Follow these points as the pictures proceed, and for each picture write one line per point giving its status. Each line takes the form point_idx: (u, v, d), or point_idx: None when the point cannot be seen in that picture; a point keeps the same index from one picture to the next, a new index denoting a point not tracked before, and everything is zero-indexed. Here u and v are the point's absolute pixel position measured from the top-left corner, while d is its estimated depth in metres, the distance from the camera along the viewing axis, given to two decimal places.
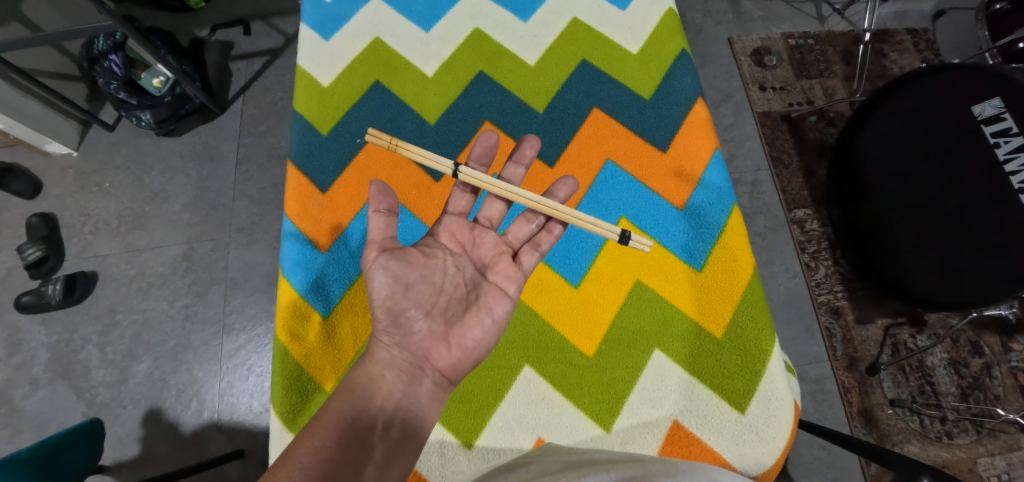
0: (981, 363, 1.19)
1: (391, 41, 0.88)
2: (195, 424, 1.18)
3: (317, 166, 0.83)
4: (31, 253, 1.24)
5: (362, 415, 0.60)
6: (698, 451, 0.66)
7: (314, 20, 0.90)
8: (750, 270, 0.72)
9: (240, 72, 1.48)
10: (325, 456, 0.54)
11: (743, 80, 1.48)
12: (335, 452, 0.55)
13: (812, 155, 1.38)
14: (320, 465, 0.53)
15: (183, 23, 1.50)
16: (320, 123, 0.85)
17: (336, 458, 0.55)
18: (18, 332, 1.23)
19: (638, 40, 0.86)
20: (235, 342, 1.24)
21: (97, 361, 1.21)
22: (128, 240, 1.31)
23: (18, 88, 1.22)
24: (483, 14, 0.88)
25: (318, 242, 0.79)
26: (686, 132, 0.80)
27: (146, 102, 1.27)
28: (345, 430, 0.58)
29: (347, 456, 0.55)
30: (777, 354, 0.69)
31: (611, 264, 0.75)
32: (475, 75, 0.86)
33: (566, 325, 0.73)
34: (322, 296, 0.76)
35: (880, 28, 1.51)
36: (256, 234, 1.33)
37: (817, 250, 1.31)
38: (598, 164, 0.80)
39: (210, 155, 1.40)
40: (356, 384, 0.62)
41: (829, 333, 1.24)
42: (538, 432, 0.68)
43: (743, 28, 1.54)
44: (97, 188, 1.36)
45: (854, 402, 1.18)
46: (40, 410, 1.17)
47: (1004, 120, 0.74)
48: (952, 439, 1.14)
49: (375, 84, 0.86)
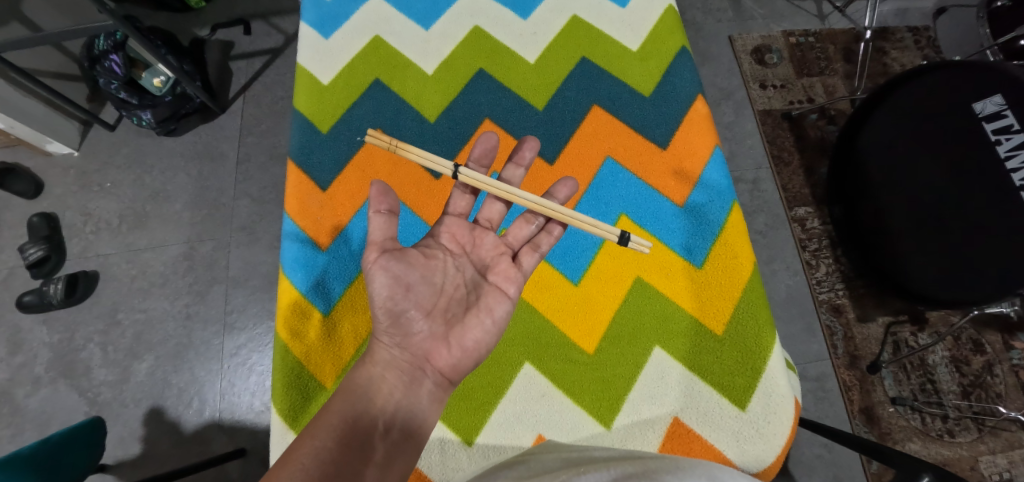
0: (983, 361, 1.19)
1: (391, 39, 0.88)
2: (196, 423, 1.18)
3: (317, 163, 0.83)
4: (32, 253, 1.24)
5: (363, 416, 0.60)
6: (698, 448, 0.66)
7: (313, 19, 0.90)
8: (750, 267, 0.72)
9: (240, 72, 1.48)
10: (326, 456, 0.55)
11: (743, 79, 1.47)
12: (335, 452, 0.55)
13: (813, 153, 1.38)
14: (321, 466, 0.54)
15: (183, 23, 1.50)
16: (320, 121, 0.85)
17: (337, 458, 0.55)
18: (20, 332, 1.23)
19: (638, 37, 0.86)
20: (236, 341, 1.25)
21: (98, 361, 1.22)
22: (129, 239, 1.32)
23: (19, 88, 1.22)
24: (483, 12, 0.88)
25: (318, 240, 0.79)
26: (686, 129, 0.79)
27: (146, 102, 1.27)
28: (346, 430, 0.58)
29: (347, 457, 0.55)
30: (777, 350, 0.69)
31: (611, 261, 0.75)
32: (475, 73, 0.86)
33: (566, 323, 0.73)
34: (323, 294, 0.76)
35: (880, 26, 1.51)
36: (257, 233, 1.33)
37: (819, 248, 1.30)
38: (598, 162, 0.80)
39: (211, 155, 1.40)
40: (356, 385, 0.62)
41: (830, 331, 1.24)
42: (538, 429, 0.68)
43: (744, 26, 1.53)
44: (98, 188, 1.36)
45: (855, 400, 1.18)
46: (42, 409, 1.17)
47: (1005, 117, 0.74)
48: (954, 437, 1.14)
49: (375, 82, 0.86)
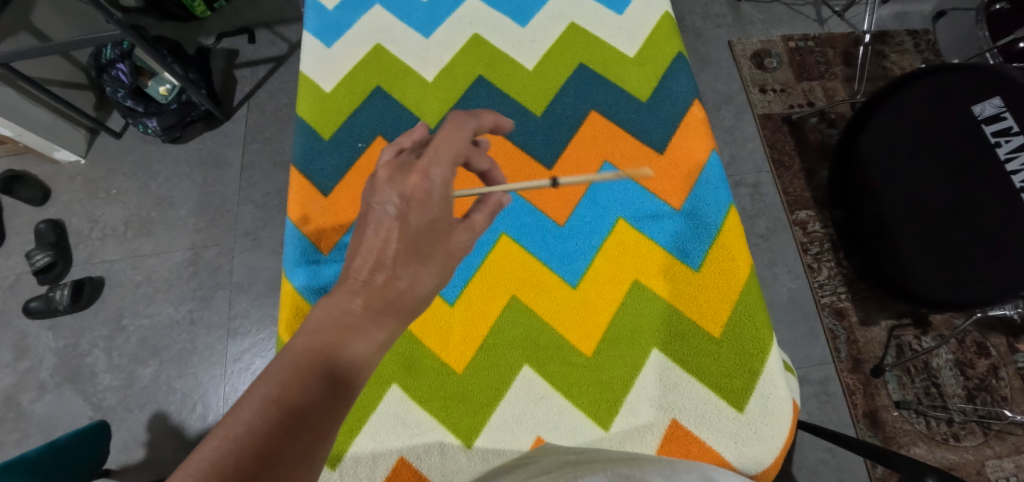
0: (988, 364, 1.18)
1: (391, 47, 0.89)
2: (200, 428, 1.19)
3: (319, 170, 0.84)
4: (39, 259, 1.26)
5: (341, 362, 0.51)
6: (697, 450, 0.66)
7: (315, 28, 0.92)
8: (748, 269, 0.72)
9: (244, 80, 1.50)
10: (289, 399, 0.46)
11: (743, 83, 1.48)
12: (299, 400, 0.46)
13: (814, 156, 1.39)
14: (276, 410, 0.45)
15: (189, 33, 1.52)
16: (322, 128, 0.86)
17: (298, 406, 0.46)
18: (26, 337, 1.24)
19: (635, 43, 0.86)
20: (240, 346, 1.26)
21: (104, 366, 1.23)
22: (134, 245, 1.33)
23: (25, 96, 1.24)
24: (482, 20, 0.90)
25: (319, 244, 0.80)
26: (684, 134, 0.80)
27: (152, 109, 1.29)
28: (316, 373, 0.49)
29: (313, 406, 0.46)
30: (775, 352, 0.70)
31: (610, 263, 0.75)
32: (475, 80, 0.87)
33: (565, 325, 0.73)
34: (324, 297, 0.76)
35: (880, 30, 1.52)
36: (261, 239, 1.34)
37: (820, 251, 1.30)
38: (597, 166, 0.81)
39: (216, 162, 1.41)
40: (346, 324, 0.53)
41: (833, 335, 1.23)
42: (538, 431, 0.68)
43: (743, 31, 1.54)
44: (104, 195, 1.38)
45: (859, 404, 1.18)
46: (47, 414, 1.18)
47: (1004, 119, 0.73)
48: (959, 441, 1.13)
49: (376, 90, 0.87)
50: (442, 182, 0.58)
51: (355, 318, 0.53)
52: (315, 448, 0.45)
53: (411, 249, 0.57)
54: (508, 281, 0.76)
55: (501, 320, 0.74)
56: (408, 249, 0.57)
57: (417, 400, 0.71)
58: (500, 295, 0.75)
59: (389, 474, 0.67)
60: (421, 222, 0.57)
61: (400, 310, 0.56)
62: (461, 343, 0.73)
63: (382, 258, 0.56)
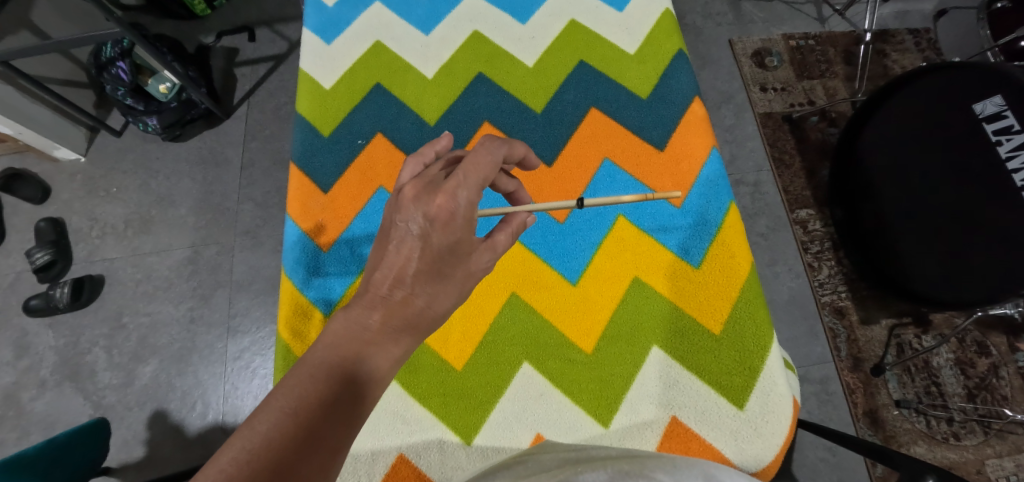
0: (988, 364, 1.18)
1: (391, 44, 0.89)
2: (200, 426, 1.19)
3: (318, 166, 0.84)
4: (39, 257, 1.26)
5: (361, 374, 0.51)
6: (697, 447, 0.66)
7: (315, 24, 0.91)
8: (749, 266, 0.72)
9: (244, 78, 1.50)
10: (307, 410, 0.47)
11: (744, 82, 1.48)
12: (316, 414, 0.47)
13: (814, 155, 1.38)
14: (293, 422, 0.45)
15: (189, 31, 1.52)
16: (322, 125, 0.86)
17: (313, 420, 0.46)
18: (26, 335, 1.24)
19: (635, 40, 0.86)
20: (239, 344, 1.26)
21: (104, 364, 1.23)
22: (134, 244, 1.33)
23: (25, 94, 1.24)
24: (482, 17, 0.89)
25: (319, 241, 0.79)
26: (684, 131, 0.80)
27: (152, 107, 1.29)
28: (333, 387, 0.49)
29: (330, 419, 0.47)
30: (776, 350, 0.69)
31: (610, 260, 0.75)
32: (475, 76, 0.87)
33: (565, 322, 0.73)
34: (324, 294, 0.76)
35: (881, 29, 1.51)
36: (261, 237, 1.34)
37: (820, 250, 1.30)
38: (596, 164, 0.81)
39: (216, 160, 1.41)
40: (365, 339, 0.53)
41: (833, 334, 1.23)
42: (537, 428, 0.68)
43: (744, 30, 1.54)
44: (104, 193, 1.38)
45: (859, 403, 1.17)
46: (48, 412, 1.18)
47: (1006, 117, 0.72)
48: (959, 440, 1.13)
49: (376, 87, 0.87)
50: (469, 206, 0.55)
51: (373, 334, 0.53)
52: (332, 463, 0.45)
53: (433, 270, 0.56)
54: (508, 278, 0.75)
55: (501, 317, 0.74)
56: (429, 269, 0.56)
57: (416, 397, 0.70)
58: (500, 292, 0.75)
59: (389, 471, 0.67)
60: (444, 242, 0.56)
61: (419, 328, 0.56)
62: (461, 340, 0.73)
63: (403, 275, 0.55)
